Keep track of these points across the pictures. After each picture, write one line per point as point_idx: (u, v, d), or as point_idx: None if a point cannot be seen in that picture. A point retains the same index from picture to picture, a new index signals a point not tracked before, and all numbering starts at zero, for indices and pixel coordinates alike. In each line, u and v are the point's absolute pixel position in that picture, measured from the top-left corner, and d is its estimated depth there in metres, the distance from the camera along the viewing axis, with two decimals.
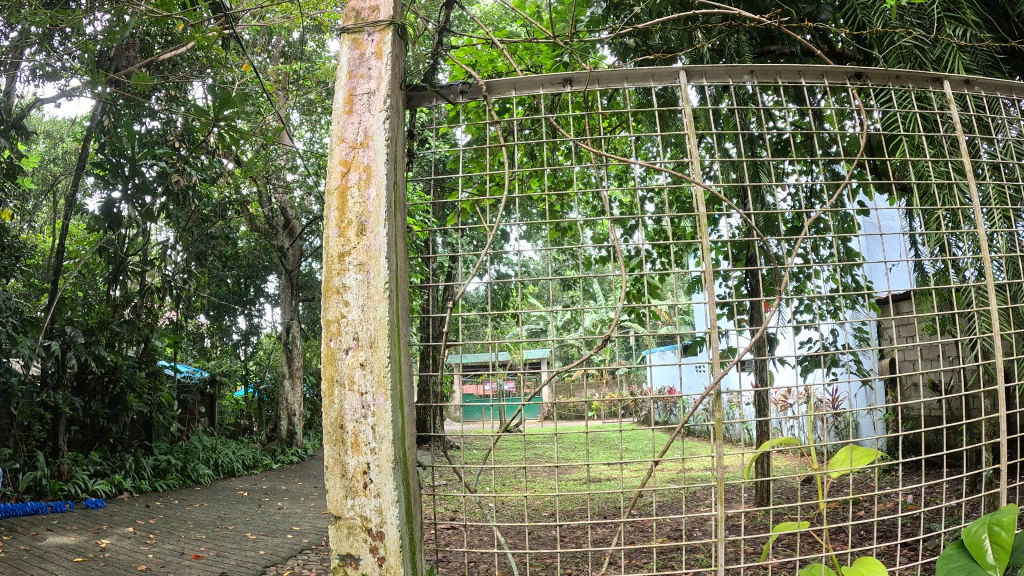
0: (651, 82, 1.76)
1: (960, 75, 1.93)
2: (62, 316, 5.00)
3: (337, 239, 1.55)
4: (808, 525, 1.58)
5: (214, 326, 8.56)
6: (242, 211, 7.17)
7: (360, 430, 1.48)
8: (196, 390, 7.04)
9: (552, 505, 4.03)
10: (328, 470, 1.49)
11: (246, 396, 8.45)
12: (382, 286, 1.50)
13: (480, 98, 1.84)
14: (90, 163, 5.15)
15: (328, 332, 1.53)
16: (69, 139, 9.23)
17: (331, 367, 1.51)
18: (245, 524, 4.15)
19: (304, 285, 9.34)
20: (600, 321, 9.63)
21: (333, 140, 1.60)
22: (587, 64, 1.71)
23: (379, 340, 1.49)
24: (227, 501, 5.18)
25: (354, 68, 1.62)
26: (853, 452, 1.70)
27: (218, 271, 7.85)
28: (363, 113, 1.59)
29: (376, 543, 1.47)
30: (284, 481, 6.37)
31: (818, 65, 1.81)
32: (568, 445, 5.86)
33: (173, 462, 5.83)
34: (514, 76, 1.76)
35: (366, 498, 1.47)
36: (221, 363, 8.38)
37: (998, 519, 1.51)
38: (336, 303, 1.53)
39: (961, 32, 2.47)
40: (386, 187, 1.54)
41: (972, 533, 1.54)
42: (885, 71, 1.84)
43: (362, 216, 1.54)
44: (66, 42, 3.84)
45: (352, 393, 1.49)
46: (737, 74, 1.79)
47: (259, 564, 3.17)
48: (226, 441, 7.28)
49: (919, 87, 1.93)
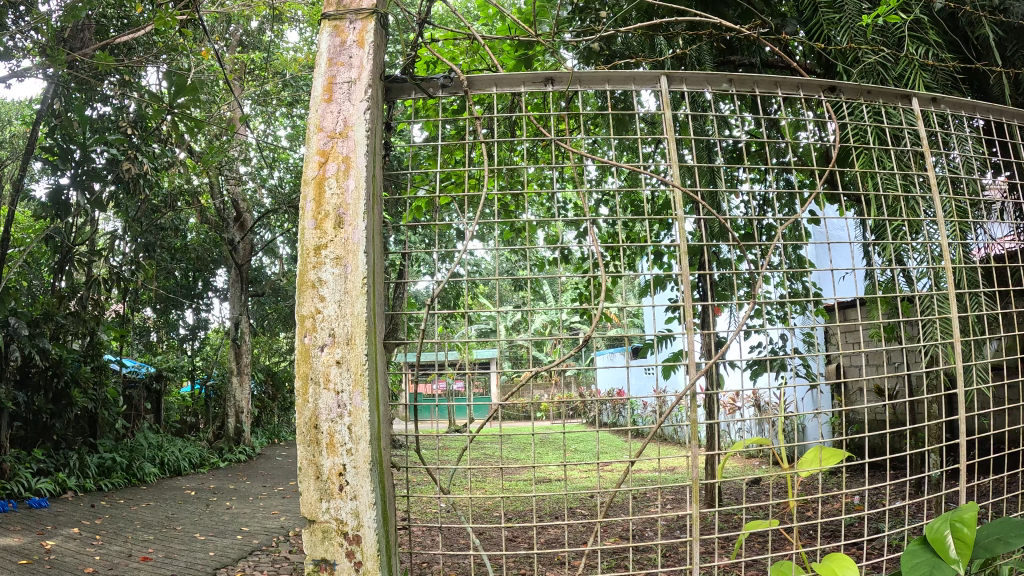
0: (631, 86, 1.77)
1: (929, 92, 2.00)
2: (6, 307, 4.79)
3: (313, 231, 1.51)
4: (780, 522, 1.65)
5: (160, 320, 8.32)
6: (193, 202, 6.98)
7: (336, 430, 1.45)
8: (142, 385, 6.84)
9: (506, 506, 4.03)
10: (302, 472, 1.46)
11: (193, 393, 8.24)
12: (360, 281, 1.47)
13: (460, 94, 1.82)
14: (38, 147, 4.93)
15: (302, 327, 1.49)
16: (13, 123, 8.88)
17: (305, 365, 1.47)
18: (193, 525, 4.03)
19: (253, 279, 9.16)
20: (552, 322, 9.65)
21: (310, 129, 1.56)
22: (570, 64, 1.72)
23: (356, 337, 1.46)
24: (172, 499, 5.05)
25: (334, 56, 1.59)
26: (822, 452, 1.76)
27: (167, 263, 7.64)
28: (343, 103, 1.56)
29: (352, 547, 1.44)
30: (233, 480, 6.21)
31: (796, 76, 1.85)
32: (518, 445, 5.88)
33: (118, 460, 5.65)
34: (495, 72, 1.74)
35: (342, 500, 1.44)
36: (167, 358, 8.16)
37: (961, 516, 1.59)
38: (311, 297, 1.49)
39: (924, 50, 2.55)
40: (366, 179, 1.51)
41: (935, 529, 1.62)
42: (857, 85, 1.90)
43: (340, 208, 1.50)
44: (22, 21, 3.68)
45: (328, 392, 1.46)
46: (716, 81, 1.82)
47: (210, 565, 3.08)
48: (172, 439, 7.08)
49: (888, 102, 2.00)
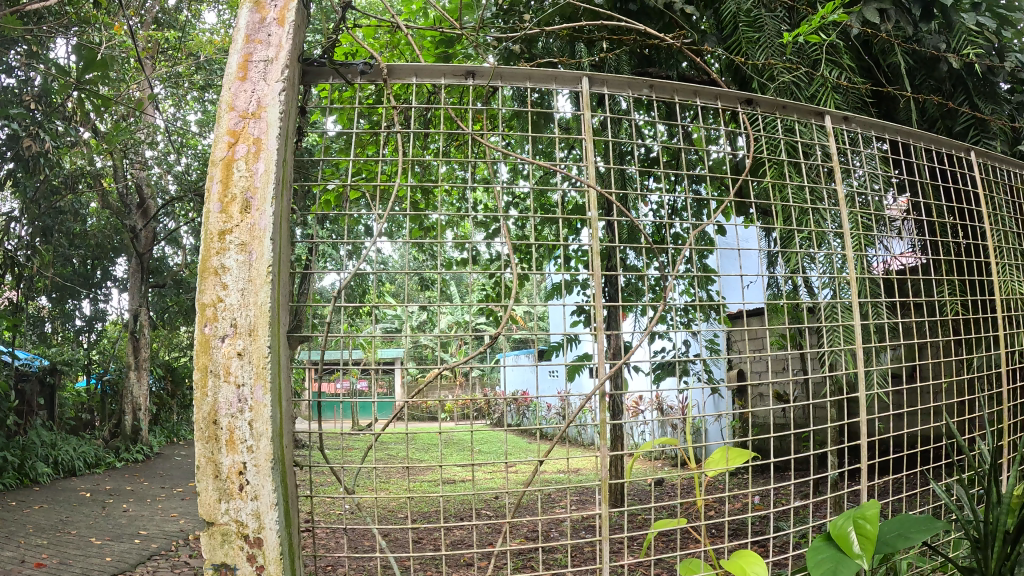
0: (552, 83, 1.85)
1: (840, 111, 2.13)
2: None
3: (218, 215, 1.47)
4: (687, 524, 1.75)
5: (58, 311, 7.88)
6: (94, 186, 6.63)
7: (235, 426, 1.41)
8: (32, 379, 6.46)
9: (413, 505, 4.02)
10: (199, 471, 1.42)
11: (86, 388, 7.82)
12: (265, 269, 1.44)
13: (381, 81, 1.90)
14: None
15: (201, 316, 1.44)
16: None
17: (204, 356, 1.42)
18: (89, 528, 3.83)
19: (155, 270, 8.77)
20: (460, 323, 9.58)
21: (220, 107, 1.53)
22: (492, 60, 1.80)
23: (258, 327, 1.43)
24: (65, 500, 4.78)
25: (252, 33, 1.57)
26: (728, 452, 1.86)
27: (64, 250, 7.24)
28: (257, 83, 1.53)
29: (253, 550, 1.41)
30: (130, 481, 5.93)
31: (714, 87, 1.95)
32: (428, 446, 5.85)
33: (7, 459, 5.31)
34: (418, 62, 1.83)
35: (241, 501, 1.41)
36: (62, 350, 7.74)
37: (862, 513, 1.70)
38: (213, 285, 1.44)
39: (836, 73, 2.76)
40: (275, 163, 1.49)
41: (839, 525, 1.73)
42: (773, 99, 2.00)
43: (248, 192, 1.47)
44: None
45: (228, 386, 1.41)
46: (637, 86, 1.89)
47: (109, 570, 2.94)
48: (65, 437, 6.71)
49: (803, 119, 2.10)
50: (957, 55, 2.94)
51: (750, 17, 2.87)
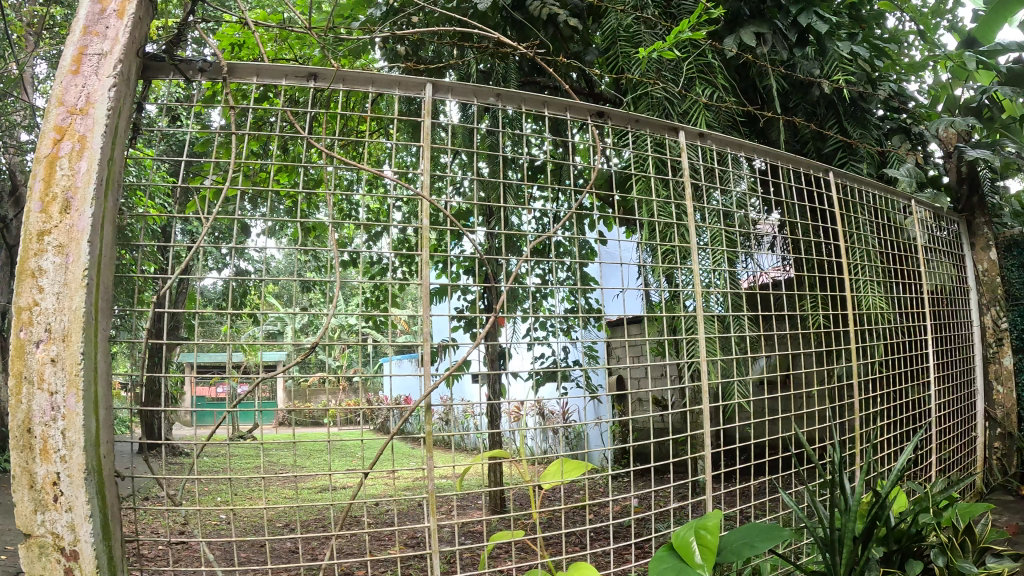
0: (393, 87, 1.82)
1: (698, 127, 2.19)
2: None
3: (36, 215, 1.38)
4: (524, 536, 1.72)
5: None
6: None
7: (49, 436, 1.34)
8: None
9: (287, 515, 3.92)
10: (11, 482, 1.34)
11: None
12: (82, 273, 1.37)
13: (222, 80, 1.82)
14: None
15: (15, 321, 1.36)
16: None
17: (17, 363, 1.34)
18: None
19: None
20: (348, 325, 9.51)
21: (47, 100, 1.44)
22: (335, 62, 1.70)
23: (73, 333, 1.36)
24: None
25: (89, 24, 1.48)
26: (566, 464, 1.88)
27: None
28: (89, 76, 1.45)
29: (69, 563, 1.35)
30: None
31: (563, 99, 1.98)
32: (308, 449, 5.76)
33: None
34: (258, 62, 1.73)
35: (56, 512, 1.34)
36: None
37: (704, 524, 1.72)
38: (27, 288, 1.36)
39: (706, 90, 2.83)
40: (101, 162, 1.42)
41: (682, 535, 1.74)
42: (625, 112, 2.02)
43: (68, 191, 1.39)
44: None
45: (42, 394, 1.33)
46: (484, 94, 1.86)
47: None
48: None
49: (657, 132, 2.14)
50: (829, 80, 3.10)
51: (629, 33, 3.01)
